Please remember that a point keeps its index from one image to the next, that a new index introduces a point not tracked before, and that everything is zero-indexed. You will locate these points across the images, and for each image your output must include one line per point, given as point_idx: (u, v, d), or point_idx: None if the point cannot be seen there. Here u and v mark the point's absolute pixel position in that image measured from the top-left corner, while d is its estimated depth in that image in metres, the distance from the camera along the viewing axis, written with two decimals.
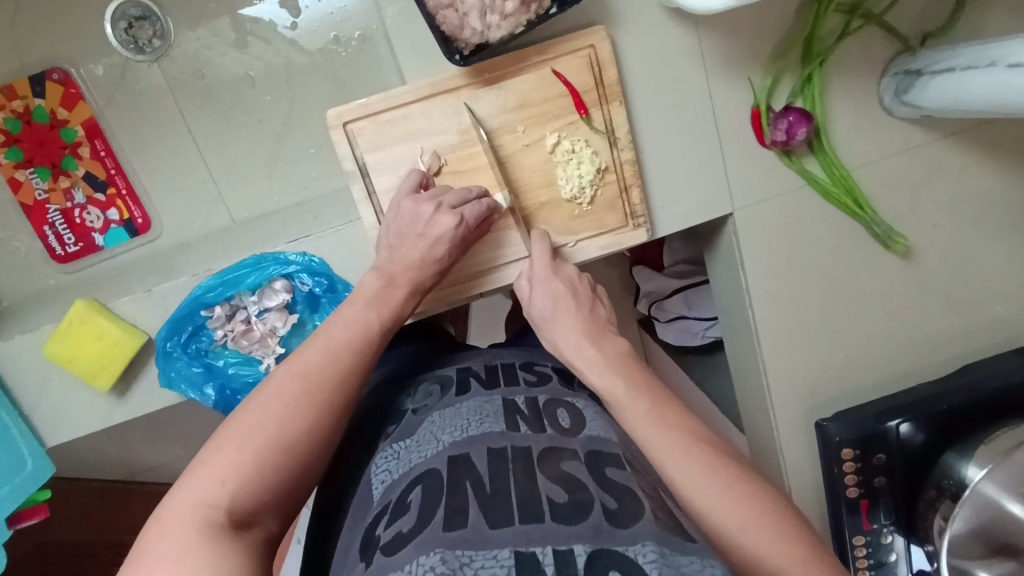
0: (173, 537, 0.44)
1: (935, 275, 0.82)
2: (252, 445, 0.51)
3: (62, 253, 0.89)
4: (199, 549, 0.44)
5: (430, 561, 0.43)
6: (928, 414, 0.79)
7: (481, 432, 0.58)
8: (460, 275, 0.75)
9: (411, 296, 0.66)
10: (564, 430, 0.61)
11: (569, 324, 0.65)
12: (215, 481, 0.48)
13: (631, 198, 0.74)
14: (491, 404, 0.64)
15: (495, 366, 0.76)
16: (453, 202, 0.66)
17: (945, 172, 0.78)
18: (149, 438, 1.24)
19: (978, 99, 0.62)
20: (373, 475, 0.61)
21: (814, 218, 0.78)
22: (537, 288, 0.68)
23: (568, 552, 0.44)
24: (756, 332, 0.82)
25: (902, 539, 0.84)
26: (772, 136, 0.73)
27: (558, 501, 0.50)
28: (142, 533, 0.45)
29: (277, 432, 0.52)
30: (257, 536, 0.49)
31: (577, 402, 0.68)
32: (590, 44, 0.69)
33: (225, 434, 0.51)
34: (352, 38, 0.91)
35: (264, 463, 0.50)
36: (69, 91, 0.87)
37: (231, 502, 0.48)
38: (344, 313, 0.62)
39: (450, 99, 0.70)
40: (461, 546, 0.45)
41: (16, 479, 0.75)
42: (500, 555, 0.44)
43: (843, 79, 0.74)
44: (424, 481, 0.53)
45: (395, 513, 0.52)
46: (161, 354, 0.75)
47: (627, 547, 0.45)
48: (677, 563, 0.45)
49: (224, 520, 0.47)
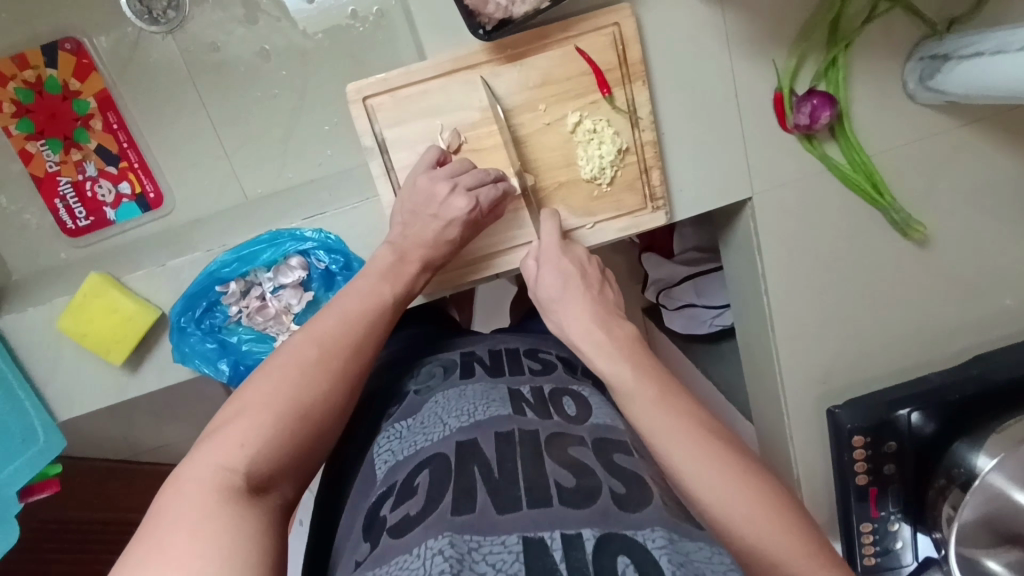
0: (190, 501, 0.43)
1: (950, 264, 0.82)
2: (269, 409, 0.51)
3: (73, 227, 0.88)
4: (216, 512, 0.43)
5: (438, 544, 0.43)
6: (940, 403, 0.79)
7: (488, 417, 0.58)
8: (474, 257, 0.74)
9: (422, 272, 0.66)
10: (571, 417, 0.61)
11: (575, 303, 0.65)
12: (234, 444, 0.48)
13: (651, 179, 0.73)
14: (498, 389, 0.64)
15: (501, 352, 0.76)
16: (468, 184, 0.65)
17: (964, 159, 0.78)
18: (152, 417, 1.23)
19: (1004, 84, 0.61)
20: (378, 456, 0.61)
21: (830, 204, 0.78)
22: (544, 268, 0.68)
23: (576, 536, 0.44)
24: (770, 318, 0.82)
25: (909, 527, 0.86)
26: (795, 120, 0.72)
27: (566, 485, 0.49)
28: (157, 497, 0.44)
29: (294, 396, 0.52)
30: (275, 501, 0.48)
31: (583, 391, 0.68)
32: (615, 22, 0.68)
33: (242, 399, 0.52)
34: (369, 14, 0.89)
35: (282, 428, 0.50)
36: (82, 61, 0.86)
37: (249, 467, 0.47)
38: (358, 284, 0.63)
39: (471, 75, 0.69)
40: (469, 530, 0.45)
41: (29, 452, 0.75)
42: (508, 540, 0.44)
43: (869, 63, 0.73)
44: (431, 464, 0.53)
45: (402, 496, 0.52)
46: (175, 329, 0.74)
47: (635, 532, 0.45)
48: (686, 549, 0.45)
49: (242, 485, 0.46)
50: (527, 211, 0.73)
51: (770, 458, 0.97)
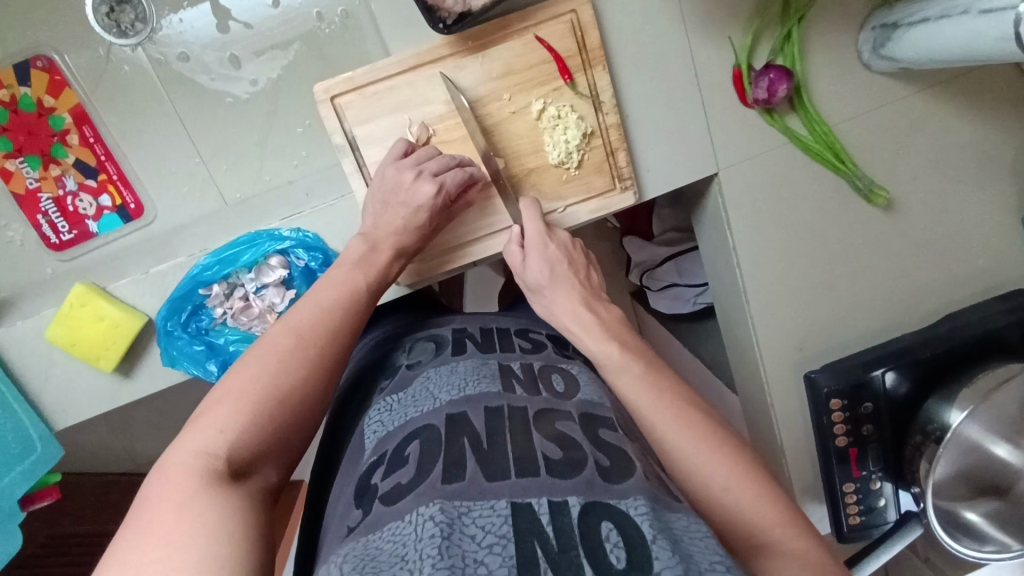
0: (175, 485, 0.45)
1: (916, 226, 0.84)
2: (248, 396, 0.53)
3: (57, 241, 0.84)
4: (201, 496, 0.45)
5: (429, 511, 0.46)
6: (911, 362, 0.82)
7: (478, 391, 0.60)
8: (454, 242, 0.76)
9: (396, 259, 0.68)
10: (560, 393, 0.63)
11: (564, 289, 0.69)
12: (214, 430, 0.50)
13: (617, 160, 0.75)
14: (488, 365, 0.66)
15: (490, 331, 0.78)
16: (433, 170, 0.67)
17: (923, 125, 0.80)
18: (156, 427, 1.26)
19: (953, 46, 0.63)
20: (368, 427, 0.63)
21: (794, 174, 0.80)
22: (530, 254, 0.71)
23: (562, 503, 0.47)
24: (745, 289, 0.84)
25: (891, 484, 0.89)
26: (754, 95, 0.73)
27: (553, 457, 0.52)
28: (144, 483, 0.46)
29: (271, 383, 0.54)
30: (256, 484, 0.50)
31: (573, 367, 0.70)
32: (572, 9, 0.70)
33: (222, 388, 0.54)
34: (335, 16, 0.83)
35: (261, 416, 0.53)
36: (55, 78, 0.81)
37: (230, 452, 0.50)
38: (332, 274, 0.65)
39: (436, 70, 0.71)
40: (460, 497, 0.47)
41: (28, 461, 0.77)
42: (497, 505, 0.47)
43: (822, 36, 0.76)
44: (421, 436, 0.55)
45: (393, 464, 0.54)
46: (162, 333, 0.76)
47: (619, 501, 0.48)
48: (668, 519, 0.48)
49: (223, 468, 0.48)
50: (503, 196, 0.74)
51: (756, 426, 1.00)
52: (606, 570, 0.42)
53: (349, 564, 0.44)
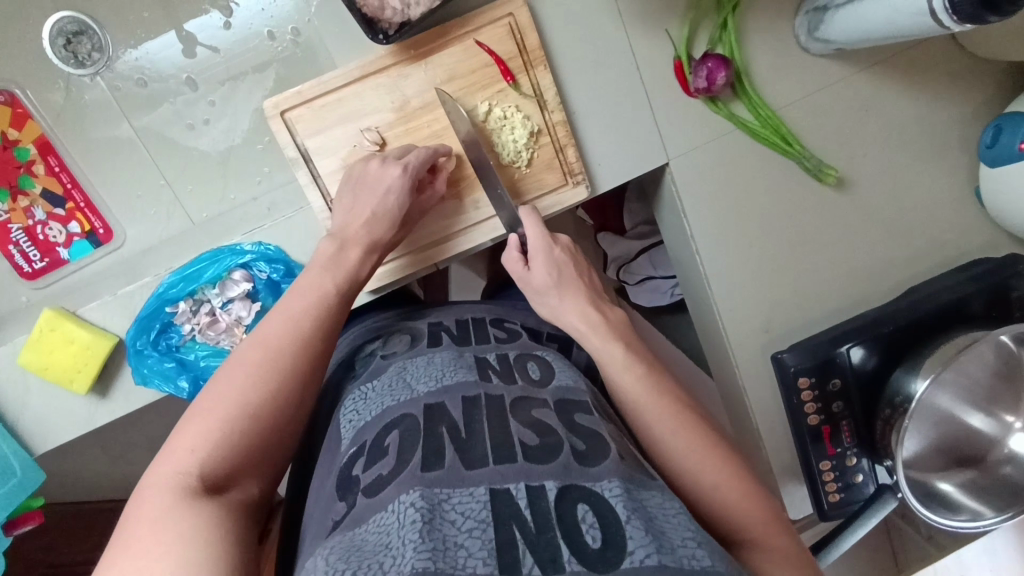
0: (151, 504, 0.49)
1: (871, 203, 0.85)
2: (217, 415, 0.55)
3: (29, 270, 0.86)
4: (174, 512, 0.48)
5: (410, 498, 0.46)
6: (876, 336, 0.82)
7: (455, 381, 0.61)
8: (432, 234, 0.78)
9: (368, 255, 0.68)
10: (535, 381, 0.65)
11: (569, 294, 0.71)
12: (185, 450, 0.52)
13: (567, 156, 0.77)
14: (465, 357, 0.67)
15: (467, 322, 0.79)
16: (397, 156, 0.69)
17: (867, 103, 0.82)
18: (148, 452, 1.28)
19: (878, 24, 0.65)
20: (343, 418, 0.64)
21: (746, 159, 0.82)
22: (535, 261, 0.71)
23: (539, 487, 0.48)
24: (706, 275, 0.86)
25: (867, 460, 0.87)
26: (694, 84, 0.75)
27: (530, 443, 0.53)
28: (126, 505, 0.50)
29: (241, 400, 0.56)
30: (234, 497, 0.53)
31: (548, 355, 0.72)
32: (509, 12, 0.72)
33: (194, 408, 0.56)
34: (287, 34, 0.85)
35: (231, 432, 0.54)
36: (17, 111, 0.82)
37: (202, 468, 0.52)
38: (303, 275, 0.65)
39: (381, 79, 0.73)
40: (440, 484, 0.48)
41: (9, 485, 0.79)
42: (476, 492, 0.48)
43: (758, 24, 0.78)
44: (400, 425, 0.56)
45: (373, 456, 0.54)
46: (132, 353, 0.78)
47: (594, 484, 0.49)
48: (641, 498, 0.49)
49: (198, 485, 0.51)
50: (488, 193, 0.74)
51: (734, 412, 1.00)
52: (582, 551, 0.43)
53: (335, 555, 0.45)
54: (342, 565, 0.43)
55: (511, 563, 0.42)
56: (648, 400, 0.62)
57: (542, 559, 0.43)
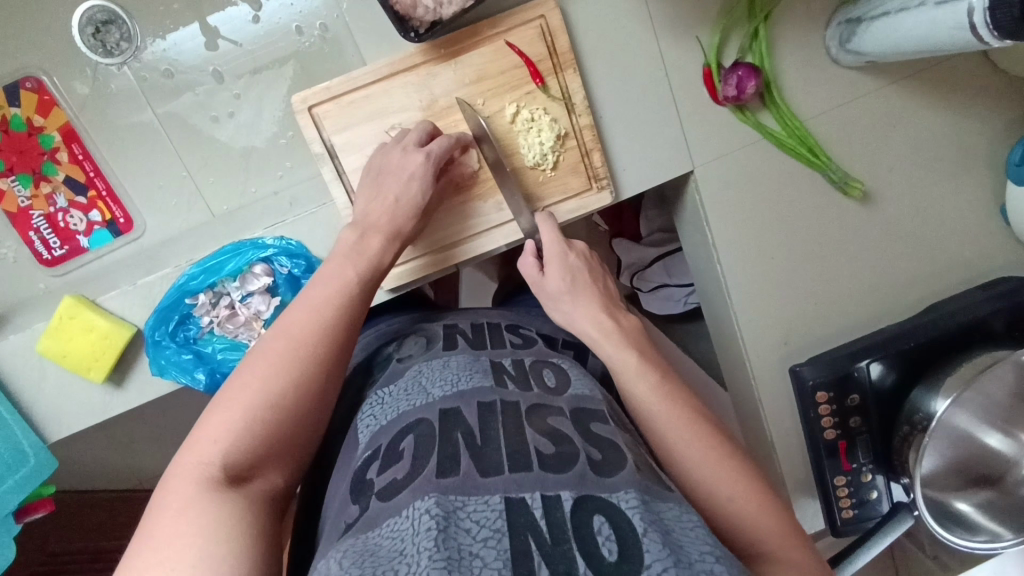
0: (175, 497, 0.48)
1: (894, 218, 0.84)
2: (239, 404, 0.54)
3: (49, 257, 0.86)
4: (197, 506, 0.48)
5: (425, 504, 0.46)
6: (895, 352, 0.81)
7: (471, 386, 0.60)
8: (446, 238, 0.77)
9: (389, 243, 0.67)
10: (551, 388, 0.64)
11: (583, 300, 0.70)
12: (208, 441, 0.52)
13: (592, 161, 0.76)
14: (480, 361, 0.66)
15: (482, 326, 0.78)
16: (417, 143, 0.69)
17: (894, 118, 0.81)
18: (155, 443, 1.28)
19: (913, 38, 0.64)
20: (361, 422, 0.63)
21: (770, 170, 0.81)
22: (548, 266, 0.71)
23: (555, 498, 0.47)
24: (726, 286, 0.85)
25: (882, 477, 0.86)
26: (724, 92, 0.75)
27: (546, 452, 0.52)
28: (153, 496, 0.50)
29: (262, 390, 0.55)
30: (258, 488, 0.52)
31: (563, 362, 0.71)
32: (540, 15, 0.72)
33: (219, 398, 0.55)
34: (314, 30, 0.85)
35: (253, 422, 0.54)
36: (44, 98, 0.83)
37: (225, 459, 0.51)
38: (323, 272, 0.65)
39: (409, 78, 0.72)
40: (454, 491, 0.47)
41: (22, 472, 0.78)
42: (491, 500, 0.47)
43: (789, 34, 0.77)
44: (415, 430, 0.55)
45: (388, 459, 0.54)
46: (149, 343, 0.77)
47: (610, 494, 0.48)
48: (658, 509, 0.48)
49: (220, 476, 0.50)
50: (511, 196, 0.73)
51: (747, 424, 0.99)
52: (598, 563, 0.43)
53: (348, 560, 0.44)
54: (356, 571, 0.42)
55: (526, 573, 0.41)
56: (666, 409, 0.61)
57: (557, 572, 0.42)
